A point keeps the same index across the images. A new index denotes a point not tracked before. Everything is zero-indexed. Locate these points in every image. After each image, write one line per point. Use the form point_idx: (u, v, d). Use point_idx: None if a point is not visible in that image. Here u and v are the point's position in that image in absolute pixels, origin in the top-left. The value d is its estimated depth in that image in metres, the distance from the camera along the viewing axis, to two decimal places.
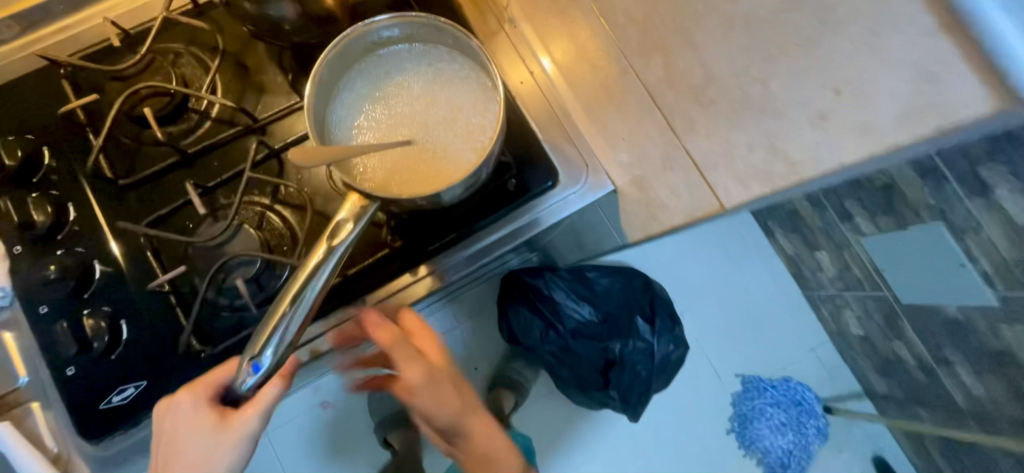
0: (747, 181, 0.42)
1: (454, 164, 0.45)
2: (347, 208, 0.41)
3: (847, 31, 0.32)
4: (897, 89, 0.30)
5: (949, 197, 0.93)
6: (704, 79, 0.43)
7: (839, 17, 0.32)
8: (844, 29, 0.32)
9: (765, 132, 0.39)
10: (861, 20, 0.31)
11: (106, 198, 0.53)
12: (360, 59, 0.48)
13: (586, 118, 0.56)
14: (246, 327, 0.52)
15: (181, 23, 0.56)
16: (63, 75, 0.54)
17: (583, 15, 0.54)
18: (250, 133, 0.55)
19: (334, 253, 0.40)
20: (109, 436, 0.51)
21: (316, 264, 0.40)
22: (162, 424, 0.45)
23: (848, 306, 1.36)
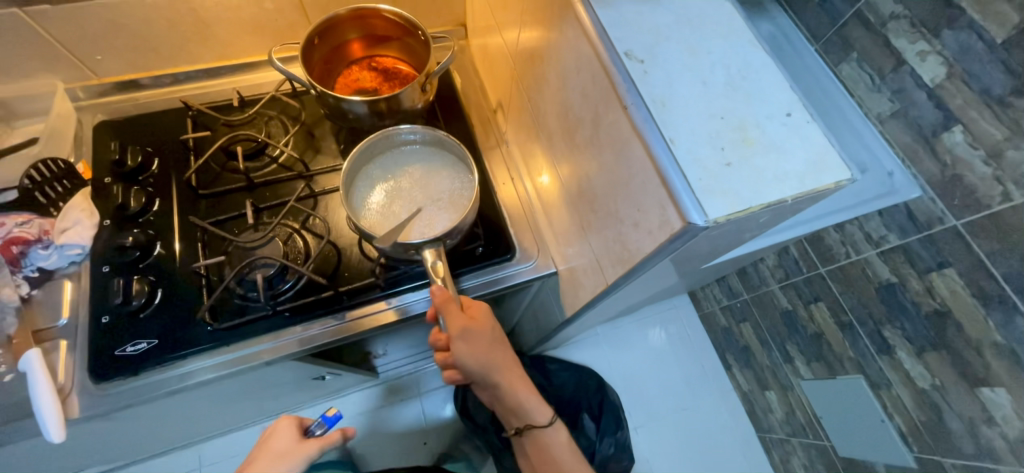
0: (614, 267, 0.52)
1: (450, 218, 0.66)
2: (430, 257, 0.63)
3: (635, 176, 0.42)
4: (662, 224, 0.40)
5: (864, 353, 1.12)
6: (592, 193, 0.53)
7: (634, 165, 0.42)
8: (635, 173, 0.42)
9: (619, 238, 0.49)
10: (638, 169, 0.41)
11: (184, 199, 0.73)
12: (372, 158, 0.71)
13: (543, 215, 0.78)
14: (249, 314, 0.67)
15: (281, 100, 0.81)
16: (189, 115, 0.78)
17: (537, 130, 0.70)
18: (301, 178, 0.77)
19: (436, 246, 0.63)
20: (113, 378, 0.63)
21: (440, 268, 0.63)
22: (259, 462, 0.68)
23: (795, 452, 1.43)
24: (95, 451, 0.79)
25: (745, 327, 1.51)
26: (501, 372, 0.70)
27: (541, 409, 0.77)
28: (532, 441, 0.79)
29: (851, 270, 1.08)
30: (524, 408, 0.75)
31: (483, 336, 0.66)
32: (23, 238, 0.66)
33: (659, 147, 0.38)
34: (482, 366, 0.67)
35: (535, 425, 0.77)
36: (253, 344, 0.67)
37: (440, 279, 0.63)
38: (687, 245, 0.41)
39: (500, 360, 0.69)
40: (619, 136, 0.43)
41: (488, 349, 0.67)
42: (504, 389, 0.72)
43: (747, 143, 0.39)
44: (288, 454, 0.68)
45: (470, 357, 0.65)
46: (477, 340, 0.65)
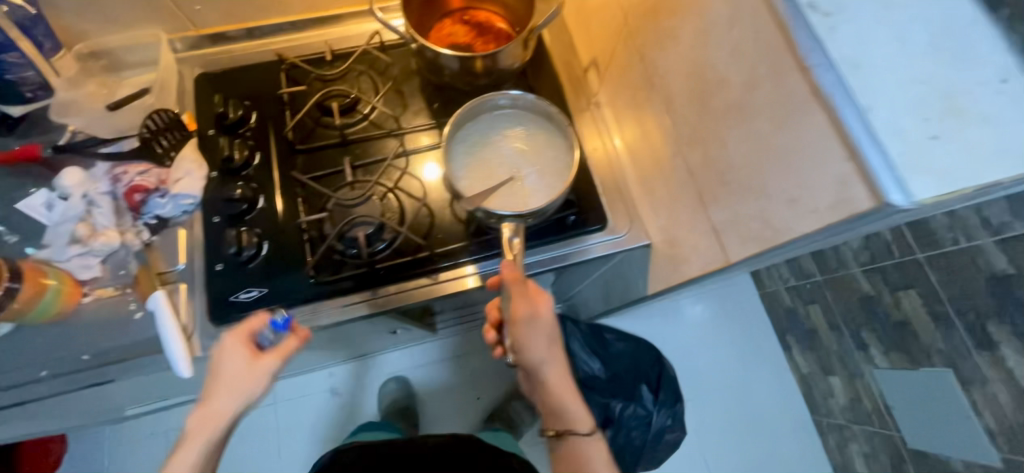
0: (747, 243, 0.49)
1: (537, 195, 0.63)
2: (507, 231, 0.60)
3: (803, 147, 0.38)
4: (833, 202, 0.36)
5: (962, 348, 1.06)
6: (726, 166, 0.49)
7: (802, 135, 0.37)
8: (803, 144, 0.37)
9: (761, 213, 0.45)
10: (810, 140, 0.37)
11: (281, 154, 0.74)
12: (482, 114, 0.68)
13: (639, 184, 0.74)
14: (350, 269, 0.69)
15: (372, 55, 0.79)
16: (284, 69, 0.78)
17: (644, 90, 0.64)
18: (392, 137, 0.76)
19: (515, 221, 0.61)
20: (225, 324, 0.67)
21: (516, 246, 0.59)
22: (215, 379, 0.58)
23: (856, 440, 1.37)
24: (197, 387, 0.86)
25: (814, 309, 1.42)
26: (552, 367, 0.66)
27: (584, 418, 0.70)
28: (565, 449, 0.72)
29: (956, 258, 1.02)
30: (564, 414, 0.70)
31: (545, 326, 0.61)
32: (143, 186, 0.69)
33: (849, 116, 0.33)
34: (536, 358, 0.63)
35: (574, 432, 0.70)
36: (352, 299, 0.68)
37: (511, 255, 0.60)
38: (859, 226, 0.37)
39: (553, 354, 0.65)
40: (787, 102, 0.38)
41: (546, 341, 0.62)
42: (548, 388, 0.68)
43: (956, 113, 0.34)
44: (246, 374, 0.58)
45: (527, 345, 0.61)
46: (538, 331, 0.60)
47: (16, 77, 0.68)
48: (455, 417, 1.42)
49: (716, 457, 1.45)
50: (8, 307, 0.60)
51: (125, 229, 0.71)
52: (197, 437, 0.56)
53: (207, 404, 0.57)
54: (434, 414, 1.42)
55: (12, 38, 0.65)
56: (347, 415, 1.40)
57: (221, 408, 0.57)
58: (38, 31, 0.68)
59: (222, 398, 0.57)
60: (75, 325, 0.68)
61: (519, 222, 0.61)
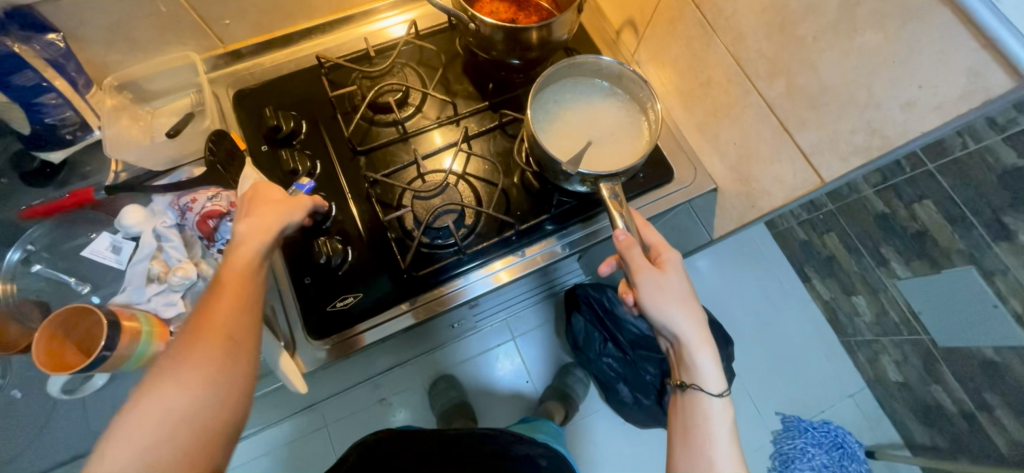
0: (849, 157, 0.52)
1: (622, 156, 0.65)
2: (607, 191, 0.59)
3: (925, 46, 0.41)
4: (965, 90, 0.40)
5: (978, 243, 1.09)
6: (818, 88, 0.52)
7: (922, 34, 0.41)
8: (925, 43, 0.41)
9: (868, 123, 0.48)
10: (932, 37, 0.40)
11: (342, 157, 0.73)
12: (555, 83, 0.68)
13: (694, 132, 0.76)
14: (440, 260, 0.69)
15: (411, 46, 0.79)
16: (325, 73, 0.76)
17: (701, 35, 0.66)
18: (448, 125, 0.76)
19: (612, 181, 0.60)
20: (325, 337, 0.65)
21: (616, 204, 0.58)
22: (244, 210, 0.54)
23: (886, 351, 1.41)
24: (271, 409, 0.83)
25: (830, 237, 1.47)
26: (684, 323, 0.54)
27: (716, 371, 0.54)
28: (687, 413, 0.54)
29: (967, 162, 1.05)
30: (691, 366, 0.54)
31: (668, 283, 0.54)
32: (218, 211, 0.66)
33: (978, 5, 0.36)
34: (665, 321, 0.54)
35: (699, 389, 0.53)
36: (445, 290, 0.69)
37: (621, 213, 0.58)
38: (982, 114, 0.41)
39: (691, 315, 0.54)
40: (905, 7, 0.41)
41: (677, 303, 0.54)
42: (675, 341, 0.55)
43: None
44: (278, 202, 0.55)
45: (649, 293, 0.53)
46: (660, 292, 0.53)
47: (55, 120, 0.67)
48: (507, 406, 1.42)
49: (761, 394, 1.49)
50: (111, 355, 0.57)
51: (198, 260, 0.68)
52: (243, 262, 0.51)
53: (234, 242, 0.52)
54: (485, 407, 1.41)
55: (49, 79, 0.64)
56: (399, 423, 1.38)
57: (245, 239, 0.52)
58: (69, 67, 0.67)
59: (246, 229, 0.52)
60: None
61: (617, 181, 0.60)
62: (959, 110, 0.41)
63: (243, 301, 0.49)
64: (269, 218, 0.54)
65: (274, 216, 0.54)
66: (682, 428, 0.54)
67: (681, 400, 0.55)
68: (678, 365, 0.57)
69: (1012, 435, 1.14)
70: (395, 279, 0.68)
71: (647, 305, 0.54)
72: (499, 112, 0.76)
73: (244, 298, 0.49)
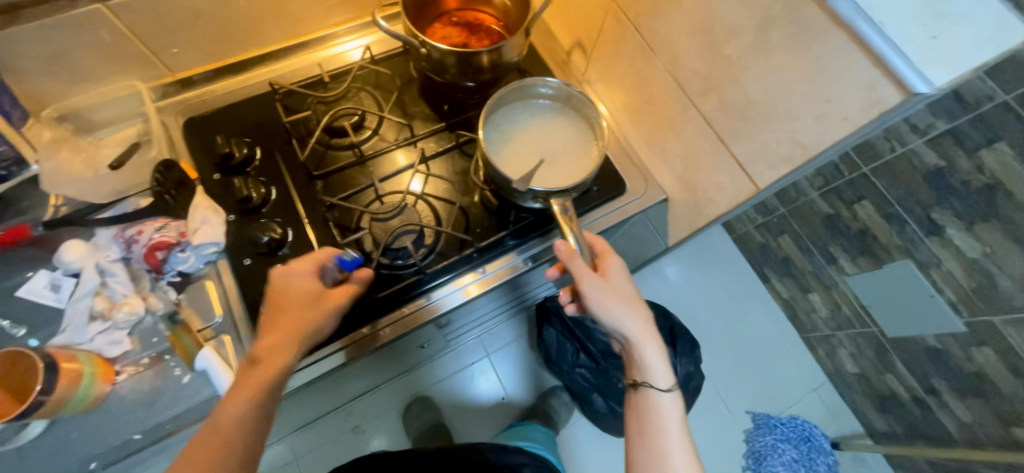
0: (778, 165, 0.56)
1: (573, 172, 0.67)
2: (558, 206, 0.62)
3: (827, 64, 0.45)
4: (865, 103, 0.44)
5: (913, 238, 1.17)
6: (746, 103, 0.56)
7: (824, 53, 0.45)
8: (827, 61, 0.45)
9: (790, 133, 0.53)
10: (833, 55, 0.45)
11: (298, 182, 0.73)
12: (505, 104, 0.70)
13: (643, 145, 0.80)
14: (401, 281, 0.69)
15: (365, 69, 0.80)
16: (279, 98, 0.76)
17: (642, 55, 0.70)
18: (406, 147, 0.77)
19: (563, 196, 0.62)
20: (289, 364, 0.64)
21: (564, 218, 0.60)
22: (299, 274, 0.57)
23: (842, 344, 1.48)
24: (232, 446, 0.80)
25: (784, 239, 1.53)
26: (630, 323, 0.55)
27: (664, 366, 0.55)
28: (641, 411, 0.55)
29: (896, 165, 1.14)
30: (641, 364, 0.56)
31: (614, 287, 0.56)
32: (166, 242, 0.66)
33: (868, 29, 0.41)
34: (612, 324, 0.55)
35: (650, 386, 0.55)
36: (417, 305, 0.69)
37: (570, 227, 0.60)
38: (882, 124, 0.45)
39: (636, 315, 0.56)
40: (811, 30, 0.45)
41: (623, 306, 0.55)
42: (623, 342, 0.56)
43: (943, 16, 0.42)
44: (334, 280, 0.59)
45: (596, 297, 0.55)
46: (607, 296, 0.55)
47: None
48: (485, 424, 1.40)
49: (731, 394, 1.53)
50: (48, 400, 0.56)
51: (146, 294, 0.67)
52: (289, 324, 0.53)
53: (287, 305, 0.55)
54: (464, 427, 1.39)
55: None
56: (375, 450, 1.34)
57: (286, 338, 0.53)
58: (3, 102, 0.63)
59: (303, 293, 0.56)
60: (116, 407, 0.64)
61: (567, 196, 0.63)
62: (862, 122, 0.45)
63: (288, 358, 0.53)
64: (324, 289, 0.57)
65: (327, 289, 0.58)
66: (640, 426, 0.55)
67: (635, 399, 0.56)
68: (629, 364, 0.58)
69: (958, 415, 1.23)
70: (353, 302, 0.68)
71: (594, 310, 0.55)
72: (456, 132, 0.78)
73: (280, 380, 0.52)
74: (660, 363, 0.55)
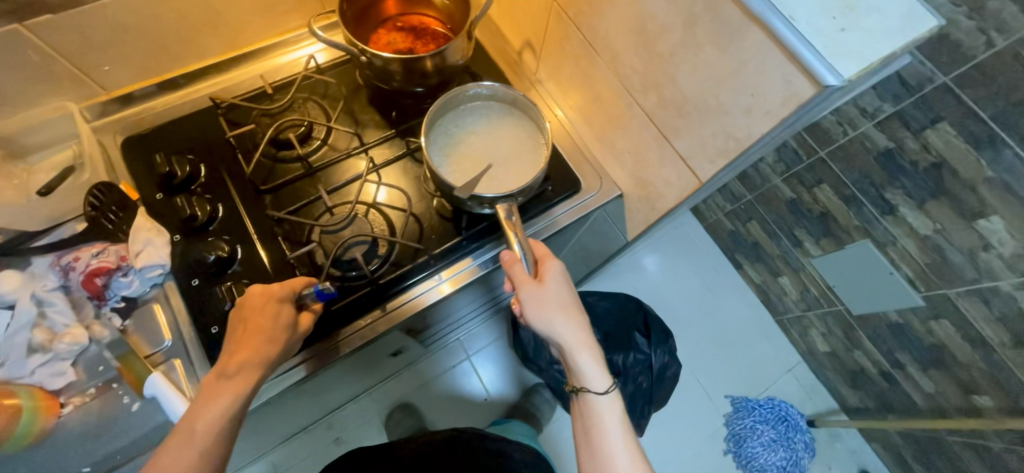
0: (715, 158, 0.57)
1: (521, 174, 0.67)
2: (503, 211, 0.62)
3: (747, 58, 0.46)
4: (783, 95, 0.45)
5: (869, 218, 1.15)
6: (680, 98, 0.57)
7: (743, 48, 0.46)
8: (746, 55, 0.46)
9: (723, 127, 0.53)
10: (751, 50, 0.46)
11: (244, 197, 0.71)
12: (452, 110, 0.70)
13: (595, 142, 0.80)
14: (356, 294, 0.68)
15: (311, 79, 0.79)
16: (222, 113, 0.75)
17: (585, 53, 0.71)
18: (356, 156, 0.76)
19: (508, 200, 0.62)
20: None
21: (510, 226, 0.61)
22: (252, 304, 0.56)
23: (813, 324, 1.50)
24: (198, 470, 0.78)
25: (752, 225, 1.53)
26: (564, 330, 0.56)
27: (599, 371, 0.56)
28: (584, 415, 0.57)
29: (849, 147, 1.11)
30: (577, 369, 0.57)
31: (549, 294, 0.57)
32: (105, 267, 0.64)
33: (780, 24, 0.42)
34: (546, 332, 0.56)
35: (587, 391, 0.56)
36: (394, 304, 0.69)
37: (514, 233, 0.60)
38: (804, 114, 0.47)
39: (571, 321, 0.56)
40: (729, 25, 0.46)
41: (557, 313, 0.56)
42: (559, 348, 0.57)
43: (852, 9, 0.43)
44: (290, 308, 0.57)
45: (531, 306, 0.56)
46: (540, 306, 0.56)
47: None
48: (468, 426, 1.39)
49: (709, 380, 1.56)
50: None
51: (89, 322, 0.65)
52: (236, 359, 0.53)
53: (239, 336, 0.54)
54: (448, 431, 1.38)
55: None
56: None
57: (252, 363, 0.53)
58: None
59: (252, 325, 0.55)
60: (64, 440, 0.62)
61: (512, 200, 0.63)
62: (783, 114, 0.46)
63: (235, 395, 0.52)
64: (275, 321, 0.56)
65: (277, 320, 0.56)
66: (585, 431, 0.57)
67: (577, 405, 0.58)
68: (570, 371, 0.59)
69: (923, 388, 1.26)
70: None
71: (530, 318, 0.56)
72: (406, 138, 0.77)
73: (228, 414, 0.51)
74: (598, 368, 0.56)
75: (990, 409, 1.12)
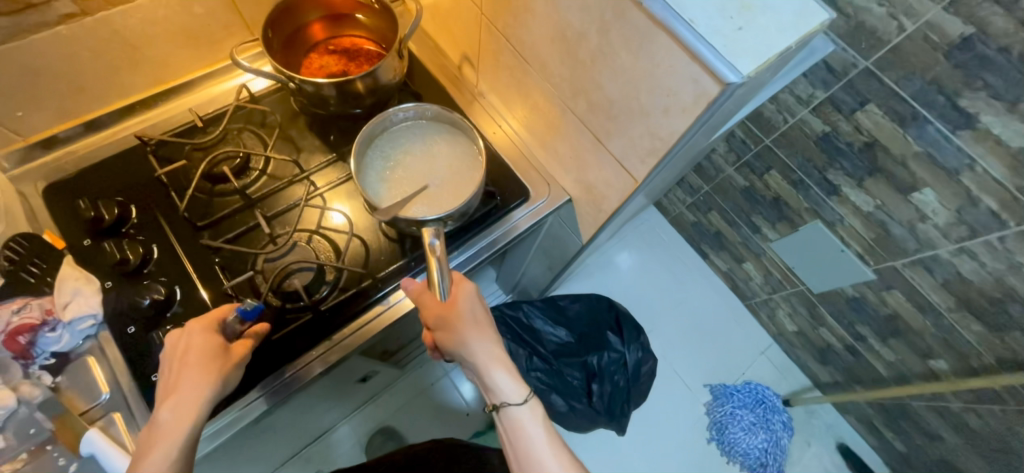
0: (646, 158, 0.58)
1: (453, 193, 0.66)
2: (431, 233, 0.62)
3: (658, 61, 0.48)
4: (694, 94, 0.46)
5: (817, 200, 1.19)
6: (607, 103, 0.58)
7: (653, 51, 0.48)
8: (657, 58, 0.48)
9: (648, 129, 0.55)
10: (660, 53, 0.47)
11: (179, 235, 0.69)
12: (392, 128, 0.71)
13: (539, 150, 0.80)
14: (304, 325, 0.66)
15: (245, 109, 0.77)
16: (151, 151, 0.72)
17: (518, 63, 0.71)
18: (297, 183, 0.74)
19: (436, 224, 0.63)
20: (215, 415, 0.62)
21: (434, 252, 0.61)
22: (191, 338, 0.55)
23: (779, 306, 1.54)
24: None
25: (713, 215, 1.56)
26: (478, 346, 0.58)
27: (515, 384, 0.58)
28: (509, 432, 0.57)
29: (790, 133, 1.14)
30: (495, 385, 0.58)
31: (461, 314, 0.59)
32: (29, 324, 0.61)
33: (681, 27, 0.44)
34: (459, 351, 0.58)
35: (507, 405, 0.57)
36: (364, 320, 0.68)
37: (437, 263, 0.61)
38: (716, 111, 0.49)
39: (482, 338, 0.59)
40: (638, 30, 0.48)
41: (468, 332, 0.58)
42: (475, 368, 0.59)
43: (748, 8, 0.45)
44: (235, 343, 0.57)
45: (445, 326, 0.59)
46: (452, 325, 0.58)
47: None
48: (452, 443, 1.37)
49: (687, 371, 1.58)
50: None
51: (17, 384, 0.60)
52: (181, 391, 0.52)
53: (183, 368, 0.53)
54: None
55: None
56: None
57: (198, 395, 0.52)
58: None
59: (194, 358, 0.54)
60: None
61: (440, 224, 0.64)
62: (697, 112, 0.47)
63: (184, 427, 0.50)
64: (218, 352, 0.55)
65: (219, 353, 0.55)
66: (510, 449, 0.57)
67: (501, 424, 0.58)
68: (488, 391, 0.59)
69: (884, 357, 1.31)
70: (261, 355, 0.64)
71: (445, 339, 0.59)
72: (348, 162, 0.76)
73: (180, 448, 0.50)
74: (515, 380, 0.58)
75: (946, 371, 1.17)
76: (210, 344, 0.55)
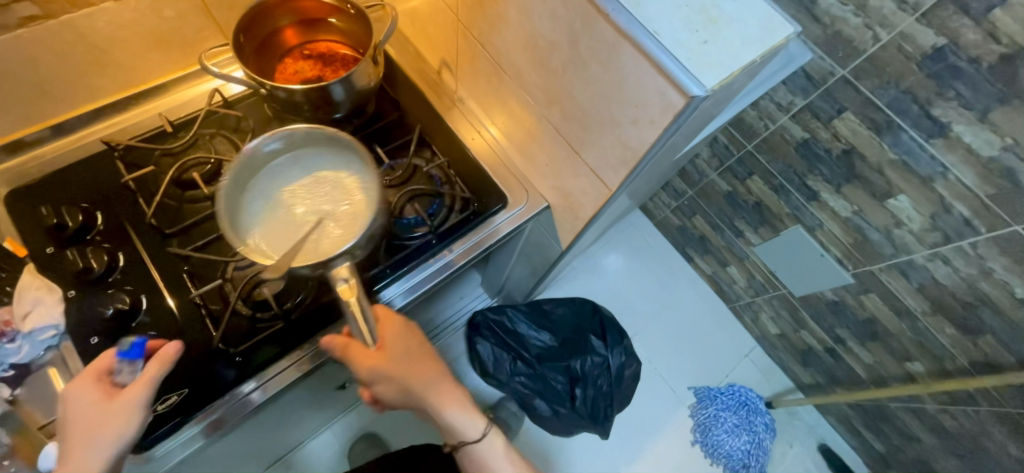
0: (619, 168, 0.58)
1: (348, 228, 0.59)
2: (338, 275, 0.55)
3: (624, 74, 0.48)
4: (661, 107, 0.47)
5: (798, 205, 1.20)
6: (579, 113, 0.58)
7: (620, 63, 0.48)
8: (624, 71, 0.48)
9: (619, 139, 0.55)
10: (627, 66, 0.48)
11: (146, 243, 0.67)
12: (272, 156, 0.63)
13: (518, 157, 0.80)
14: (275, 334, 0.65)
15: (217, 113, 0.76)
16: (118, 156, 0.71)
17: (494, 70, 0.71)
18: None
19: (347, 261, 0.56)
20: (179, 429, 0.59)
21: (351, 291, 0.55)
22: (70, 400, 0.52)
23: (762, 309, 1.55)
24: None
25: (697, 219, 1.57)
26: (428, 395, 0.65)
27: (466, 416, 0.69)
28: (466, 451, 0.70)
29: (770, 139, 1.14)
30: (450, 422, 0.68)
31: (400, 364, 0.62)
32: None
33: (647, 41, 0.44)
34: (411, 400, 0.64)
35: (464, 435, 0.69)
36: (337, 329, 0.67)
37: (355, 300, 0.55)
38: (683, 122, 0.49)
39: (430, 385, 0.65)
40: (606, 42, 0.48)
41: (411, 380, 0.63)
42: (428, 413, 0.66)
43: (713, 22, 0.46)
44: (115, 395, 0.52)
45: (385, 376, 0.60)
46: (397, 380, 0.61)
47: None
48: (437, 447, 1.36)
49: (672, 374, 1.59)
50: None
51: None
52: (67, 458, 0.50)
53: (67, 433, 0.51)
54: None
55: None
56: None
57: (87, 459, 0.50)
58: None
59: (75, 420, 0.51)
60: None
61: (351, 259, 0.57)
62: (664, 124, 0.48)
63: None
64: (94, 412, 0.51)
65: (96, 412, 0.51)
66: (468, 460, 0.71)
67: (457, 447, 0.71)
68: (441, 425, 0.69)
69: (863, 360, 1.33)
70: (231, 365, 0.63)
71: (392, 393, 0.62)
72: None
73: None
74: (464, 411, 0.69)
75: (922, 374, 1.19)
76: (86, 405, 0.52)
